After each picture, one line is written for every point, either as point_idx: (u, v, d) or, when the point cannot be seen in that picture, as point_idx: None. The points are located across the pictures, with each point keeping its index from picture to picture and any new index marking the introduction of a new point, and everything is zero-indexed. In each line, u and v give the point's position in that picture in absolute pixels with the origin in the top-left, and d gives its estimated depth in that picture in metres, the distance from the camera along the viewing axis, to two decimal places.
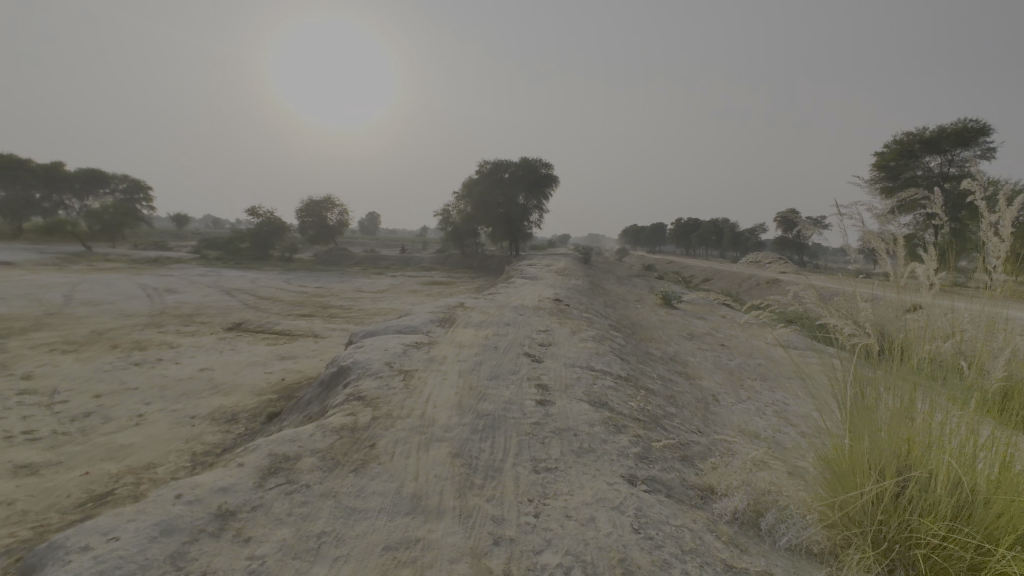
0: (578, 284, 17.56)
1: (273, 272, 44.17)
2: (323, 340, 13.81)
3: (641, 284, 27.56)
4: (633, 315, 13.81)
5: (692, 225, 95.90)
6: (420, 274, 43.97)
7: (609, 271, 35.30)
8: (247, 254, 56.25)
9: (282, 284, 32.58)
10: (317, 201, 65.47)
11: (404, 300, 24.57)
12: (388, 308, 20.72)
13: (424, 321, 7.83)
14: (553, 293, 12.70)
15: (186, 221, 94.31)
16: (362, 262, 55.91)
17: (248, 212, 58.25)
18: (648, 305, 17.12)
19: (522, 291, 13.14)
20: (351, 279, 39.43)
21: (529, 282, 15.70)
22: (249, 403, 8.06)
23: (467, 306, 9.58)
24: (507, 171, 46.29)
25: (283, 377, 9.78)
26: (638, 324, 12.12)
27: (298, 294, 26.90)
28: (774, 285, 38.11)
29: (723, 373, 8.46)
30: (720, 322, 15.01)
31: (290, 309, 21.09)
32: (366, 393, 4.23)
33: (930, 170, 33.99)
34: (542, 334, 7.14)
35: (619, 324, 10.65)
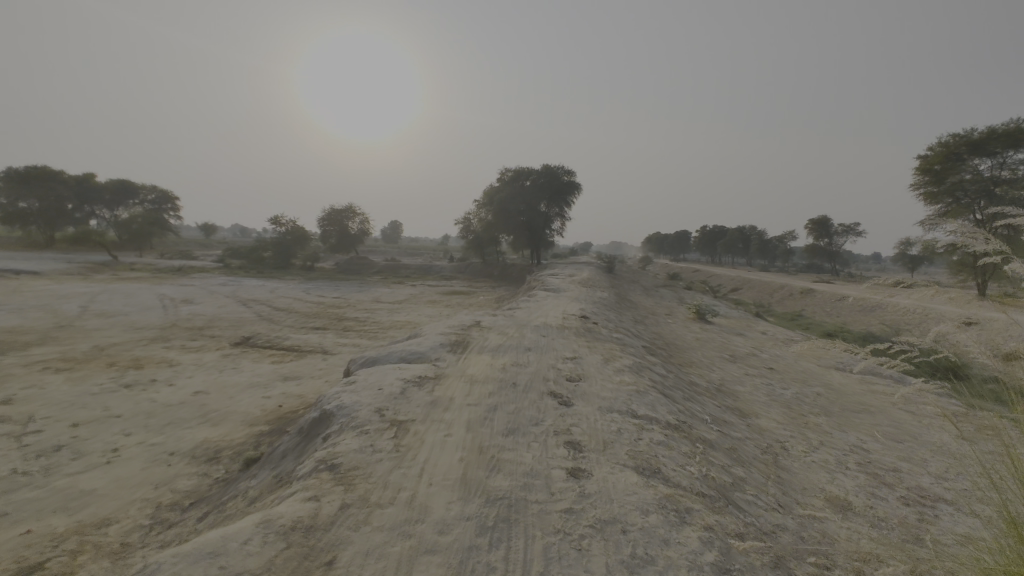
0: (605, 297, 16.37)
1: (293, 281, 43.98)
2: (332, 358, 12.93)
3: (670, 295, 26.20)
4: (666, 332, 12.60)
5: (719, 233, 93.57)
6: (439, 284, 43.29)
7: (634, 280, 33.99)
8: (269, 263, 56.42)
9: (300, 294, 32.10)
10: (339, 209, 65.47)
11: (421, 312, 23.73)
12: (404, 321, 19.82)
13: (433, 345, 6.84)
14: (578, 308, 11.61)
15: (214, 231, 95.80)
16: (383, 271, 55.53)
17: (271, 221, 58.51)
18: (680, 320, 15.84)
19: (544, 306, 12.07)
20: (370, 289, 38.89)
21: (551, 296, 14.62)
22: (237, 438, 7.15)
23: (483, 325, 8.56)
24: (529, 178, 45.35)
25: (281, 403, 8.89)
26: (675, 342, 10.92)
27: (314, 304, 26.29)
28: (809, 296, 36.24)
29: (782, 407, 7.23)
30: (763, 340, 13.67)
31: (304, 321, 20.37)
32: (341, 460, 3.22)
33: (979, 173, 31.85)
34: (570, 363, 6.06)
35: (655, 346, 9.48)
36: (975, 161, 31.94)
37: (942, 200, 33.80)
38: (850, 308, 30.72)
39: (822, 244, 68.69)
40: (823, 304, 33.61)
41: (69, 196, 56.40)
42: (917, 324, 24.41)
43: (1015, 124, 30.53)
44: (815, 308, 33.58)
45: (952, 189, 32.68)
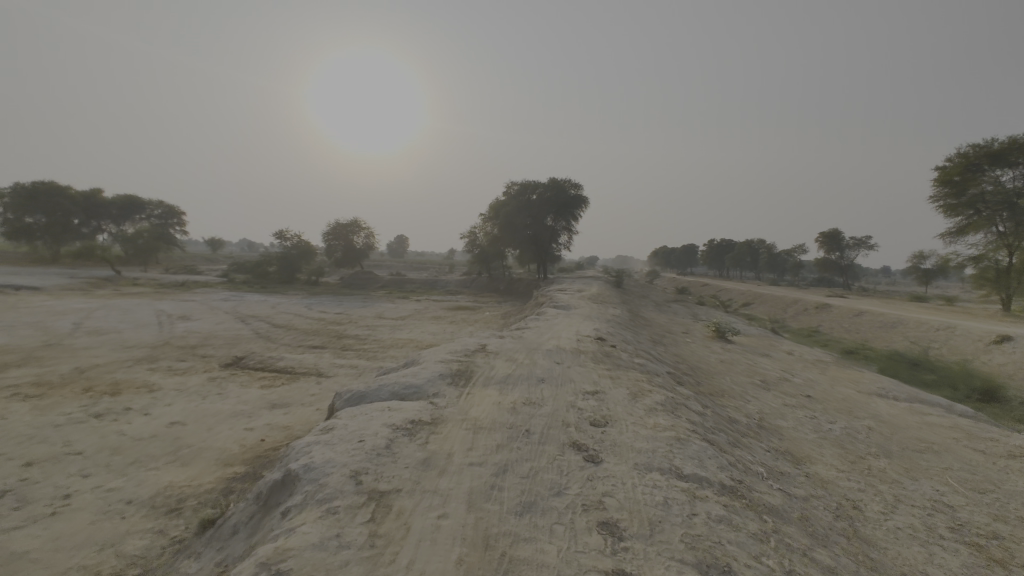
0: (618, 314, 15.42)
1: (296, 297, 43.34)
2: (326, 382, 12.02)
3: (682, 311, 25.24)
4: (686, 354, 11.64)
5: (727, 246, 92.52)
6: (444, 299, 42.47)
7: (643, 296, 33.09)
8: (273, 278, 55.89)
9: (302, 310, 31.33)
10: (344, 224, 65.01)
11: (424, 329, 22.84)
12: (406, 340, 18.91)
13: (432, 376, 5.94)
14: (592, 328, 10.68)
15: (221, 245, 95.72)
16: (387, 286, 54.83)
17: (275, 236, 58.04)
18: (698, 339, 14.83)
19: (555, 326, 11.14)
20: (373, 304, 38.12)
21: (561, 313, 13.71)
22: (207, 482, 6.23)
23: (490, 350, 7.65)
24: (535, 192, 44.64)
25: (263, 436, 7.98)
26: (699, 366, 9.94)
27: (315, 321, 25.47)
28: (824, 311, 35.19)
29: (836, 448, 6.26)
30: (790, 361, 12.67)
31: (302, 339, 19.53)
32: (289, 564, 2.29)
33: (1000, 185, 30.78)
34: (592, 401, 5.12)
35: (680, 371, 8.55)
36: (995, 172, 30.84)
37: (962, 212, 32.71)
38: (869, 324, 29.61)
39: (833, 258, 67.44)
40: (840, 319, 32.51)
41: (75, 211, 56.24)
42: (943, 342, 23.26)
43: None
44: (831, 324, 32.45)
45: (972, 201, 31.59)
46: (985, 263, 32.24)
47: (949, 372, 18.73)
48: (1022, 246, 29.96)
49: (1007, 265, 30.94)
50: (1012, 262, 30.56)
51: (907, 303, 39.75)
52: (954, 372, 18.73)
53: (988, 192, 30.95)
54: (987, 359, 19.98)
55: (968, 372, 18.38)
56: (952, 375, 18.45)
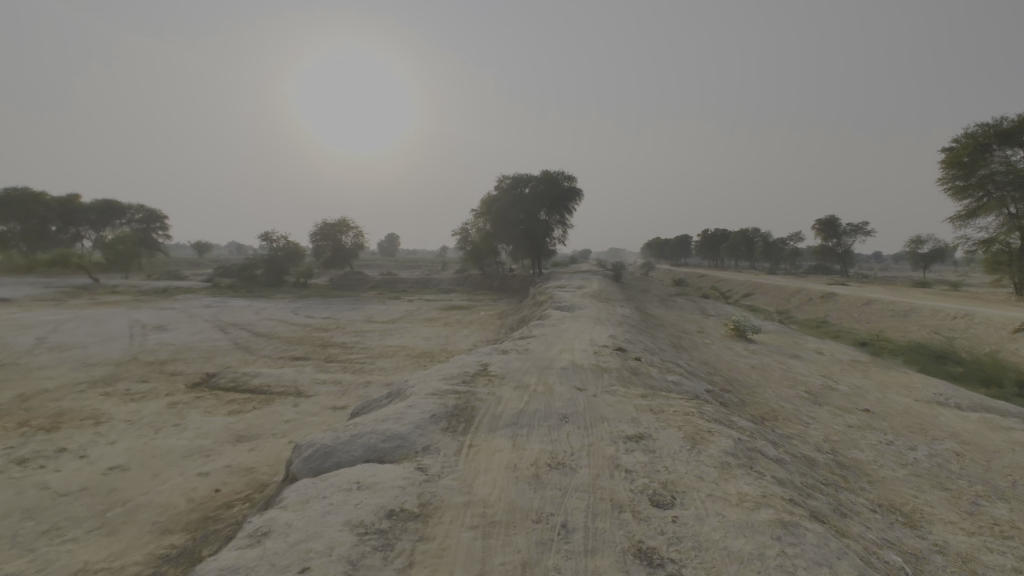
0: (628, 314, 14.03)
1: (283, 300, 41.71)
2: (304, 404, 10.55)
3: (688, 305, 24.01)
4: (712, 359, 10.28)
5: (721, 236, 91.76)
6: (437, 299, 41.03)
7: (645, 290, 31.87)
8: (260, 282, 54.23)
9: (288, 316, 29.79)
10: (331, 223, 63.18)
11: (416, 333, 21.38)
12: (397, 347, 17.44)
13: (422, 417, 4.52)
14: (607, 335, 9.29)
15: (208, 249, 93.43)
16: (379, 286, 53.27)
17: (261, 238, 56.28)
18: (717, 340, 13.46)
19: (563, 334, 9.74)
20: (363, 307, 36.61)
21: (567, 316, 12.29)
22: (131, 563, 4.75)
23: (493, 373, 6.22)
24: (528, 186, 43.22)
25: (219, 484, 6.50)
26: (734, 376, 8.57)
27: (301, 328, 23.94)
28: (829, 300, 34.13)
29: (939, 491, 4.94)
30: (824, 364, 11.34)
31: (284, 349, 18.01)
32: None
33: (1010, 165, 29.83)
34: (643, 458, 3.73)
35: (720, 388, 7.19)
36: (1005, 152, 29.89)
37: (971, 194, 31.72)
38: (879, 313, 28.52)
39: (830, 245, 66.61)
40: (848, 308, 31.42)
41: (51, 217, 54.08)
42: (963, 330, 22.16)
43: None
44: (839, 313, 31.31)
45: (982, 182, 30.55)
46: (996, 246, 31.29)
47: (977, 364, 17.58)
48: None
49: (1019, 247, 29.98)
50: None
51: (912, 290, 38.77)
52: (982, 364, 17.60)
53: (998, 172, 29.93)
54: (1013, 348, 18.89)
55: (998, 364, 17.27)
56: (980, 367, 17.32)
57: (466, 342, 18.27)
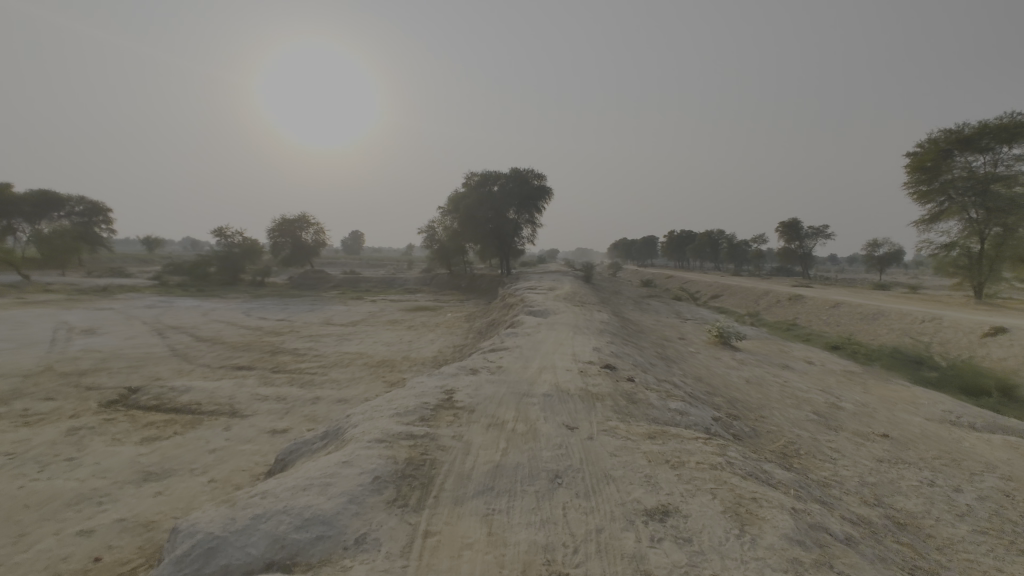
0: (606, 320, 12.96)
1: (235, 300, 39.12)
2: (238, 427, 8.98)
3: (662, 308, 23.24)
4: (703, 372, 9.28)
5: (687, 238, 92.79)
6: (401, 299, 39.35)
7: (616, 291, 31.10)
8: (214, 280, 51.32)
9: (238, 317, 27.56)
10: (290, 220, 60.35)
11: (377, 338, 19.82)
12: (354, 354, 15.89)
13: (360, 483, 3.21)
14: (590, 348, 8.12)
15: (157, 245, 88.05)
16: (340, 285, 51.02)
17: (214, 234, 53.07)
18: (701, 348, 12.52)
19: (540, 346, 8.51)
20: (322, 308, 34.58)
21: (543, 324, 11.06)
22: None
23: (459, 406, 4.93)
24: (497, 183, 41.93)
25: (100, 551, 4.97)
26: (734, 395, 7.52)
27: (250, 331, 22.00)
28: (797, 302, 34.14)
29: (1016, 556, 3.96)
30: (820, 376, 10.48)
31: (227, 357, 16.19)
32: None
33: (971, 170, 30.37)
34: (682, 560, 2.54)
35: (727, 415, 6.11)
36: (967, 157, 30.43)
37: (933, 199, 32.23)
38: (848, 315, 28.51)
39: (792, 247, 67.84)
40: (816, 310, 31.41)
41: None
42: (932, 334, 22.16)
43: (1009, 118, 28.97)
44: (808, 316, 31.25)
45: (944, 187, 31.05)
46: (956, 250, 31.87)
47: (954, 370, 17.30)
48: (993, 232, 29.64)
49: (978, 252, 30.58)
50: (984, 249, 30.23)
51: (874, 292, 39.41)
52: (957, 369, 17.37)
53: (960, 178, 30.44)
54: (985, 353, 18.80)
55: (974, 369, 17.03)
56: (957, 373, 17.05)
57: (430, 348, 16.87)
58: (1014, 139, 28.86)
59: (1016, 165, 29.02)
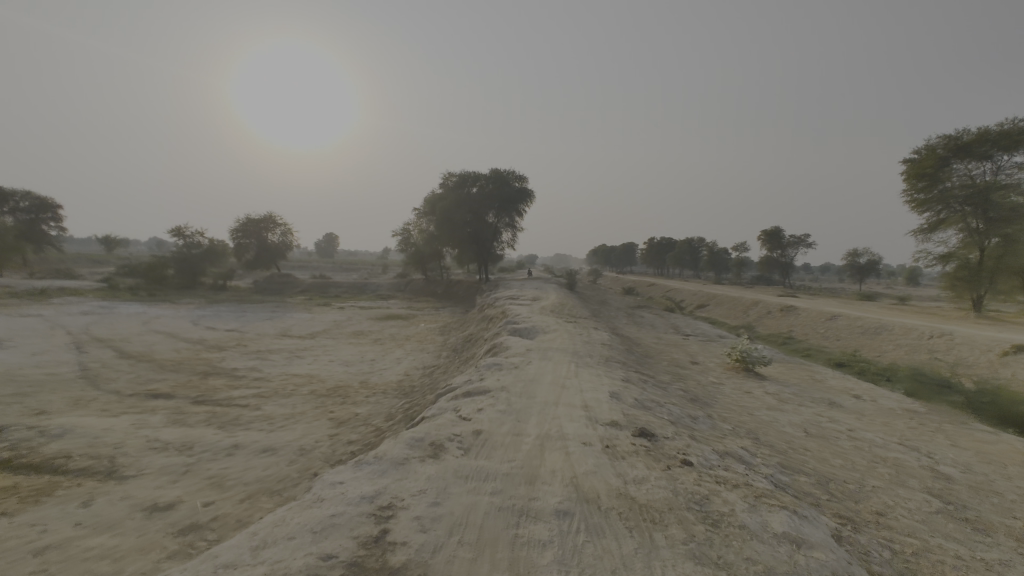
0: (609, 343, 10.50)
1: (188, 306, 35.72)
2: (103, 501, 6.28)
3: (656, 321, 21.13)
4: (752, 421, 6.92)
5: (667, 245, 91.89)
6: (372, 306, 36.59)
7: (602, 301, 28.97)
8: (170, 284, 47.55)
9: (183, 327, 24.42)
10: (255, 220, 56.67)
11: (335, 355, 17.11)
12: (302, 379, 13.14)
13: None
14: (605, 393, 5.72)
15: (116, 246, 82.89)
16: (308, 291, 47.68)
17: (172, 233, 49.36)
18: (724, 378, 10.27)
19: (536, 388, 6.04)
20: (283, 316, 31.53)
21: (534, 350, 8.61)
22: None
23: (396, 566, 2.46)
24: (476, 185, 39.47)
25: None
26: (817, 469, 5.22)
27: (188, 345, 18.90)
28: (790, 312, 32.54)
29: None
30: (883, 419, 8.26)
31: (145, 380, 13.23)
32: None
33: (969, 179, 29.25)
34: None
35: (845, 528, 3.80)
36: (967, 166, 29.25)
37: (930, 208, 30.99)
38: (848, 328, 26.89)
39: (774, 257, 66.94)
40: (812, 322, 29.79)
41: None
42: (945, 351, 20.51)
43: (1011, 124, 27.84)
44: (804, 328, 29.47)
45: (944, 197, 29.83)
46: (953, 262, 30.65)
47: (983, 395, 15.45)
48: (992, 243, 28.46)
49: (977, 263, 29.35)
50: (983, 261, 29.02)
51: (864, 304, 38.14)
52: (986, 393, 15.59)
53: (959, 187, 29.30)
54: (1009, 376, 17.08)
55: (1006, 393, 15.25)
56: (987, 397, 15.23)
57: (395, 370, 14.22)
58: (1015, 146, 27.73)
59: (1018, 174, 27.90)
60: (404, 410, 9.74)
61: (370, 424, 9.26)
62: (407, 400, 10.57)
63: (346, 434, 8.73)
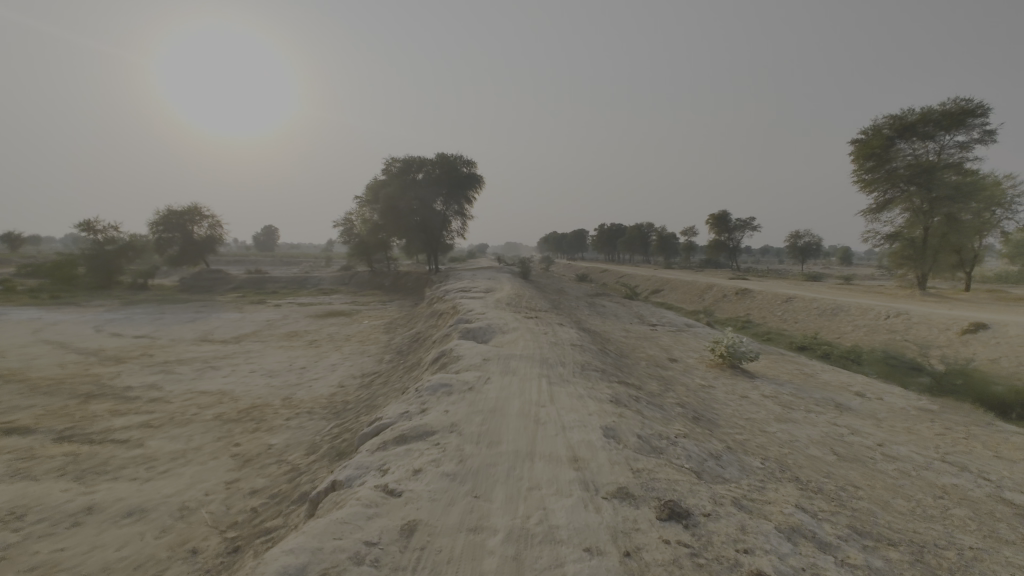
0: (580, 344, 8.84)
1: (98, 309, 31.67)
2: None
3: (618, 309, 19.85)
4: (774, 445, 5.42)
5: (617, 231, 92.35)
6: (312, 303, 33.68)
7: (559, 290, 27.55)
8: (81, 285, 42.53)
9: (83, 336, 21.05)
10: (179, 211, 51.71)
11: (259, 363, 14.71)
12: (209, 398, 10.84)
13: None
14: (599, 433, 4.01)
15: (22, 243, 74.69)
16: (242, 287, 43.94)
17: (82, 228, 44.15)
18: (712, 379, 8.87)
19: (501, 426, 4.28)
20: (209, 317, 28.31)
21: (491, 359, 6.82)
22: None
23: None
24: (422, 170, 37.08)
25: None
26: (894, 527, 3.72)
27: (81, 359, 15.91)
28: (745, 295, 32.27)
29: None
30: (904, 425, 6.99)
31: (4, 410, 10.53)
32: None
33: (915, 159, 29.61)
34: None
35: None
36: (912, 145, 29.58)
37: (877, 188, 31.28)
38: (804, 309, 26.69)
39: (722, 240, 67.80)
40: (768, 304, 29.54)
41: None
42: (905, 330, 20.31)
43: (954, 104, 28.14)
44: (760, 312, 29.14)
45: (891, 176, 30.11)
46: (901, 241, 31.08)
47: (954, 374, 14.99)
48: (937, 221, 28.87)
49: (923, 241, 29.79)
50: (929, 239, 29.48)
51: (813, 285, 38.58)
52: (956, 372, 15.16)
53: (904, 167, 29.61)
54: (972, 352, 16.83)
55: (976, 372, 14.81)
56: (959, 376, 14.75)
57: (328, 381, 12.09)
58: (957, 126, 28.12)
59: (960, 153, 28.36)
60: (330, 439, 7.73)
61: (285, 461, 7.20)
62: (337, 424, 8.54)
63: (251, 480, 6.67)
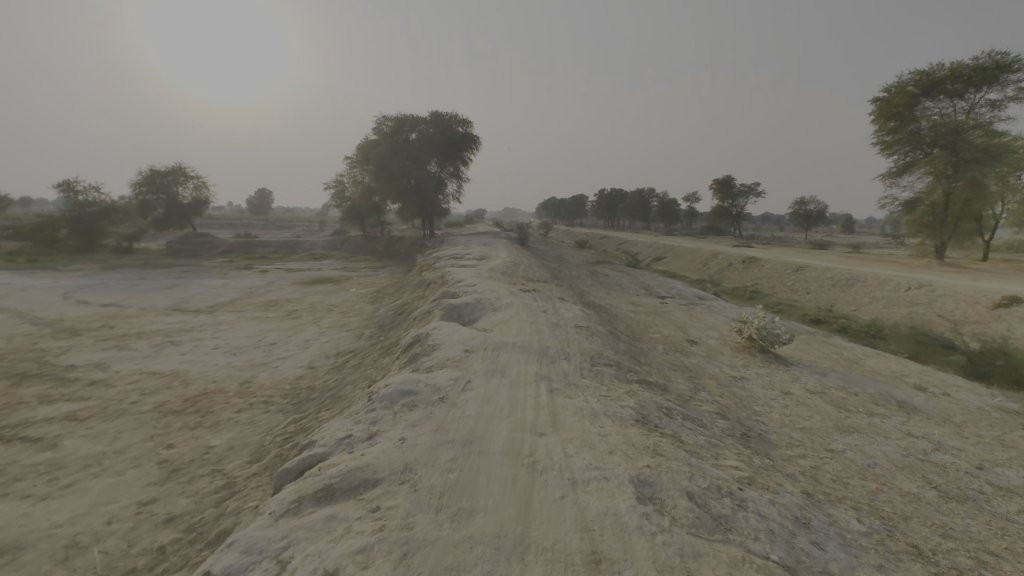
0: (586, 326, 7.34)
1: (74, 274, 29.98)
2: None
3: (622, 279, 18.35)
4: (853, 477, 4.00)
5: (618, 196, 90.08)
6: (300, 269, 32.12)
7: (558, 257, 25.94)
8: (62, 249, 40.65)
9: (46, 304, 19.47)
10: (163, 171, 49.20)
11: (225, 338, 13.23)
12: (157, 381, 9.41)
13: None
14: (631, 498, 2.54)
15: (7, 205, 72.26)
16: (229, 252, 42.20)
17: (61, 188, 41.90)
18: (742, 368, 7.41)
19: (479, 478, 2.79)
20: (189, 283, 26.71)
21: (473, 352, 5.28)
22: None
23: None
24: (414, 129, 34.79)
25: None
26: None
27: (33, 332, 14.39)
28: (753, 263, 30.69)
29: None
30: (992, 435, 5.59)
31: None
32: None
33: (940, 119, 27.63)
34: None
35: None
36: (938, 104, 27.63)
37: (898, 150, 29.31)
38: (817, 280, 25.25)
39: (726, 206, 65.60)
40: (777, 273, 27.99)
41: None
42: (927, 303, 18.93)
43: (987, 58, 25.99)
44: (769, 281, 27.68)
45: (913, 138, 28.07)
46: (920, 207, 29.30)
47: (990, 353, 13.64)
48: (959, 185, 26.63)
49: (944, 208, 27.89)
50: (950, 205, 27.57)
51: (822, 253, 37.01)
52: (990, 351, 13.85)
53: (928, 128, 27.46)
54: (1006, 330, 15.45)
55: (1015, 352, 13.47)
56: (996, 356, 13.41)
57: (296, 361, 10.64)
58: (989, 82, 26.06)
59: (990, 113, 26.34)
60: (281, 443, 6.31)
61: (220, 473, 5.80)
62: (294, 420, 7.13)
63: (172, 500, 5.27)
